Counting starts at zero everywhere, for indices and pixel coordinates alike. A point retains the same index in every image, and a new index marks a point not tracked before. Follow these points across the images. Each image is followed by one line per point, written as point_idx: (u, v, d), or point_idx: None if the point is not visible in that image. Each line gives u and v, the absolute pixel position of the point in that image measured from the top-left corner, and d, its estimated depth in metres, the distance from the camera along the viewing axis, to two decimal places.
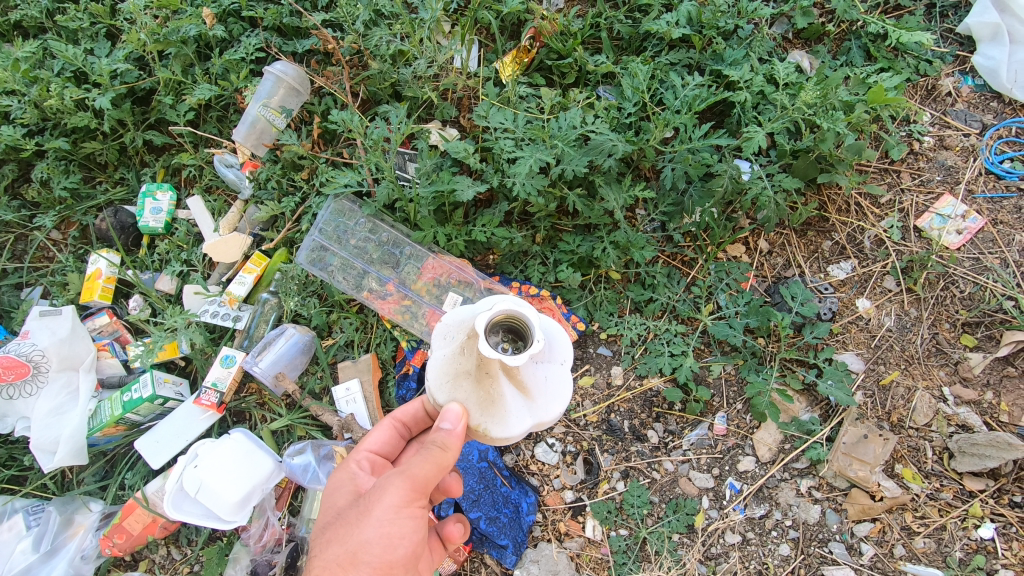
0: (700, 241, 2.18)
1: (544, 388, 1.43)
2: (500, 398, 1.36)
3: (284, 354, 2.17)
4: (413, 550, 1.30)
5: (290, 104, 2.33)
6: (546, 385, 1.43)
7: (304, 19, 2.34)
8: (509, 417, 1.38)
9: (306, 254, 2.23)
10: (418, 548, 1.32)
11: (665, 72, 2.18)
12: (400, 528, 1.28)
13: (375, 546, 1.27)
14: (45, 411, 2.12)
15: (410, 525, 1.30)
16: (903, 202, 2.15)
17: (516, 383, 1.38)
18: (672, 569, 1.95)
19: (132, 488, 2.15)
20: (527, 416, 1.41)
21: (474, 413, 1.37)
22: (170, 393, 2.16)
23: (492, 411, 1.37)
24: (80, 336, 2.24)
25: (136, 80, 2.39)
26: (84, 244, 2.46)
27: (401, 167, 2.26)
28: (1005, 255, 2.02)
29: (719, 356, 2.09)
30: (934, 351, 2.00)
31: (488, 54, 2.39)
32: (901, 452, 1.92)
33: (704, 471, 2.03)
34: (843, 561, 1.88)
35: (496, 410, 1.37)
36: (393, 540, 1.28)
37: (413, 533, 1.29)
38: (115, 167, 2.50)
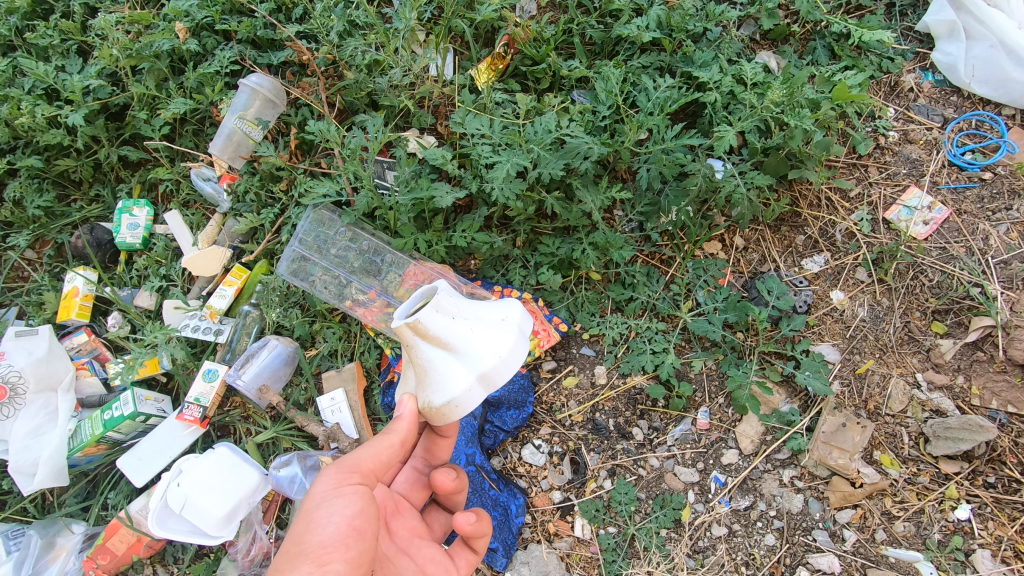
0: (677, 239, 2.22)
1: (477, 344, 1.44)
2: (426, 365, 1.43)
3: (267, 366, 2.14)
4: (348, 529, 1.30)
5: (267, 115, 2.34)
6: (479, 341, 1.44)
7: (278, 30, 2.34)
8: (443, 379, 1.41)
9: (287, 266, 2.22)
10: (355, 528, 1.31)
11: (637, 75, 2.22)
12: (332, 505, 1.31)
13: (308, 528, 1.29)
14: (22, 433, 2.09)
15: (343, 502, 1.32)
16: (872, 195, 2.21)
17: (435, 342, 1.42)
18: (661, 564, 1.97)
19: (115, 507, 2.12)
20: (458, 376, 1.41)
21: (419, 394, 1.48)
22: (152, 409, 2.14)
23: (425, 380, 1.46)
24: (59, 355, 2.21)
25: (110, 96, 2.38)
26: (60, 263, 2.43)
27: (380, 176, 2.27)
28: (970, 244, 2.09)
29: (699, 352, 2.13)
30: (907, 339, 2.05)
31: (463, 62, 2.41)
32: (879, 439, 1.97)
33: (689, 465, 2.05)
34: (827, 548, 1.92)
35: (428, 377, 1.44)
36: (323, 518, 1.29)
37: (345, 509, 1.31)
38: (90, 184, 2.48)
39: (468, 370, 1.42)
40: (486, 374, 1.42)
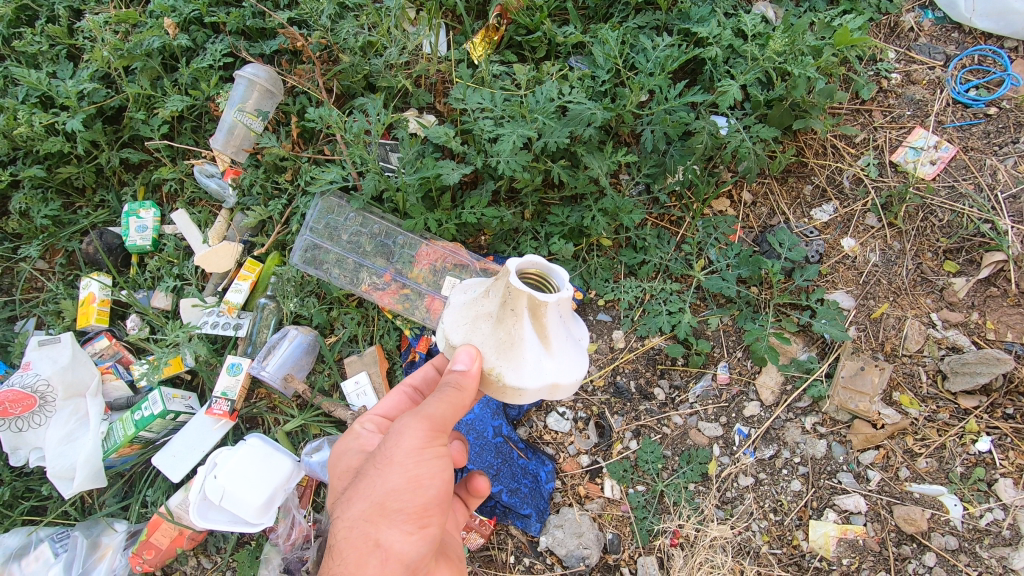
0: (685, 199, 2.22)
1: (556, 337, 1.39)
2: (520, 340, 1.34)
3: (289, 356, 2.17)
4: (443, 489, 1.31)
5: (265, 107, 2.32)
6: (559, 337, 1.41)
7: (268, 19, 2.32)
8: (523, 365, 1.36)
9: (300, 255, 2.24)
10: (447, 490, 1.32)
11: (635, 36, 2.19)
12: (428, 470, 1.29)
13: (405, 493, 1.27)
14: (56, 439, 2.13)
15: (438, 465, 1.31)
16: (877, 139, 2.21)
17: (538, 328, 1.35)
18: (691, 516, 2.02)
19: (154, 504, 2.16)
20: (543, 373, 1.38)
21: (489, 355, 1.38)
22: (181, 406, 2.17)
23: (508, 355, 1.36)
24: (83, 361, 2.23)
25: (105, 99, 2.36)
26: (73, 271, 2.44)
27: (384, 159, 2.26)
28: (978, 180, 2.09)
29: (715, 309, 2.15)
30: (920, 280, 2.08)
31: (457, 37, 2.38)
32: (898, 380, 2.01)
33: (712, 420, 2.09)
34: (852, 489, 1.96)
35: (512, 353, 1.36)
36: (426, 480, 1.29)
37: (441, 472, 1.30)
38: (93, 189, 2.47)
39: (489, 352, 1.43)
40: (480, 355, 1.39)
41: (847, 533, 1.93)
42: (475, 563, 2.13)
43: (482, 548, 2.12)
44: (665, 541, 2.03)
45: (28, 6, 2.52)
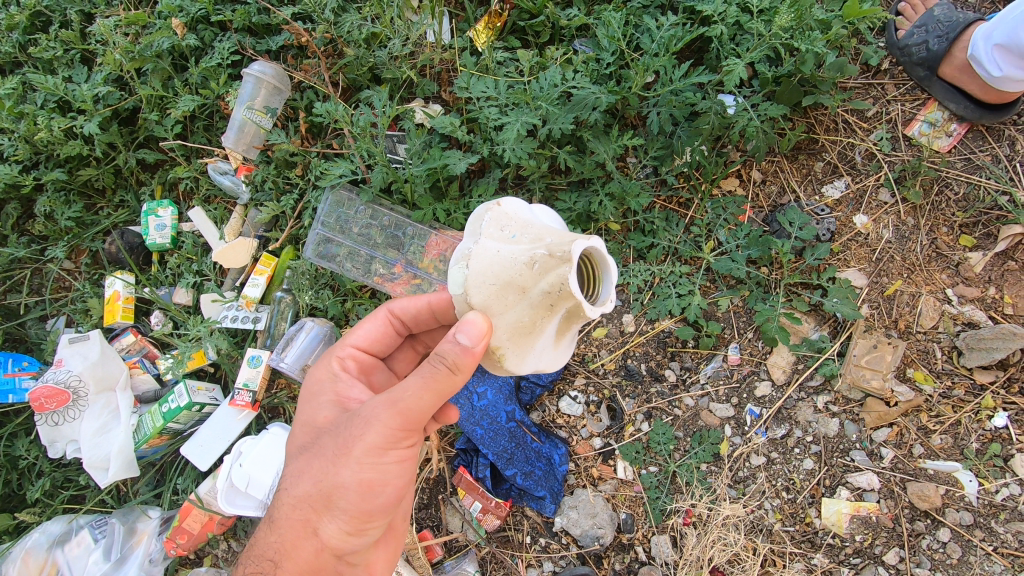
0: (693, 180, 2.20)
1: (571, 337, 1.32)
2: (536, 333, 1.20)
3: (306, 347, 2.22)
4: (393, 494, 1.38)
5: (274, 103, 2.35)
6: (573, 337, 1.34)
7: (273, 15, 2.34)
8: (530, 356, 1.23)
9: (313, 249, 2.28)
10: (398, 492, 1.39)
11: (639, 16, 2.17)
12: (383, 474, 1.32)
13: (353, 495, 1.33)
14: (91, 432, 2.23)
15: (393, 471, 1.34)
16: (890, 112, 2.16)
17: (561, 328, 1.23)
18: (704, 496, 2.05)
19: (185, 491, 2.27)
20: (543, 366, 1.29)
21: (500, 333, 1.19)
22: (205, 398, 2.25)
23: (521, 343, 1.20)
24: (111, 356, 2.32)
25: (119, 101, 2.43)
26: (97, 270, 2.53)
27: (391, 151, 2.28)
28: (995, 151, 2.07)
29: (725, 290, 2.15)
30: (935, 256, 2.06)
31: (460, 24, 2.37)
32: (912, 356, 2.00)
33: (724, 401, 2.11)
34: (865, 467, 1.97)
35: (524, 343, 1.21)
36: (380, 488, 1.34)
37: (394, 479, 1.35)
38: (113, 190, 2.55)
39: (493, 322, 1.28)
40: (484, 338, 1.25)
41: (861, 510, 1.94)
42: (493, 544, 2.20)
43: (499, 529, 2.18)
44: (678, 520, 2.06)
45: (41, 12, 2.58)
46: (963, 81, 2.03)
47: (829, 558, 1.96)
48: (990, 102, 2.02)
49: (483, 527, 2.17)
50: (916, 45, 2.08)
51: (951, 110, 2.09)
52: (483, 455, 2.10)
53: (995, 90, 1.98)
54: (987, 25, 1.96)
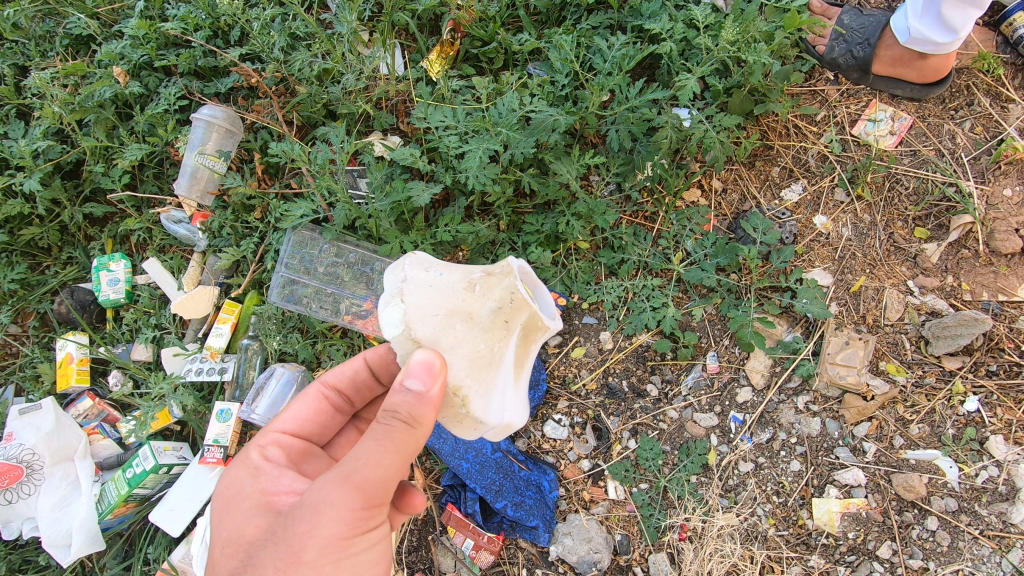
0: (657, 194, 2.22)
1: None
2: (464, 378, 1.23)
3: (279, 396, 2.13)
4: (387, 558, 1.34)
5: (227, 146, 2.29)
6: None
7: (220, 57, 2.30)
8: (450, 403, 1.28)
9: (277, 292, 2.21)
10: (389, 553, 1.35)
11: (589, 37, 2.20)
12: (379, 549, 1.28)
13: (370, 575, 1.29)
14: (49, 506, 2.08)
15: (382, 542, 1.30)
16: (837, 115, 2.23)
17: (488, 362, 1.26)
18: (696, 508, 2.03)
19: (157, 560, 2.12)
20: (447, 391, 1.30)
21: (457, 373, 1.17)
22: (173, 459, 2.14)
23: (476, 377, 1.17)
24: (67, 425, 2.18)
25: (61, 155, 2.33)
26: (47, 332, 2.39)
27: (353, 186, 2.25)
28: (938, 146, 2.16)
29: (698, 300, 2.17)
30: (893, 249, 2.12)
31: (413, 55, 2.37)
32: (883, 349, 2.05)
33: (707, 410, 2.11)
34: (850, 463, 1.99)
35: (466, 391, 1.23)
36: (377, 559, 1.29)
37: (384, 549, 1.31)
38: (59, 247, 2.43)
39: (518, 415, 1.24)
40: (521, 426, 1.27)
41: (850, 508, 1.96)
42: None
43: (493, 565, 2.11)
44: (674, 536, 2.04)
45: None
46: (899, 71, 2.13)
47: (825, 559, 1.95)
48: (930, 79, 2.12)
49: (476, 565, 2.09)
50: (841, 56, 2.18)
51: (898, 95, 2.18)
52: (471, 489, 2.06)
53: (931, 70, 2.08)
54: (894, 19, 2.08)
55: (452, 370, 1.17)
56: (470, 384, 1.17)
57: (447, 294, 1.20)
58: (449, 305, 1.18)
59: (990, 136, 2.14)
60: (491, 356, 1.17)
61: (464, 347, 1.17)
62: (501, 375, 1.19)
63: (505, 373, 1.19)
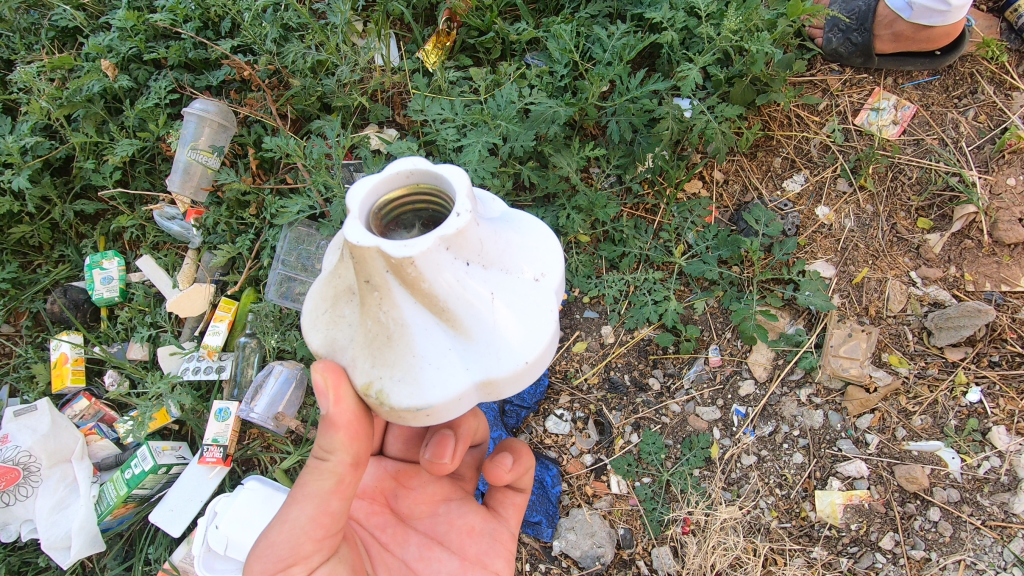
0: (658, 185, 2.20)
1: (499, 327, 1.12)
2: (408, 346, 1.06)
3: (277, 393, 2.11)
4: None
5: (221, 141, 2.25)
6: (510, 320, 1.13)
7: (210, 49, 2.24)
8: (426, 378, 1.07)
9: (274, 289, 2.17)
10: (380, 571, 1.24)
11: (588, 26, 2.16)
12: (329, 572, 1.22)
13: None
14: (48, 509, 2.07)
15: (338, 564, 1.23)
16: (840, 104, 2.20)
17: (427, 307, 1.05)
18: (699, 502, 2.03)
19: (158, 560, 2.11)
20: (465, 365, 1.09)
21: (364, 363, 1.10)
22: (172, 458, 2.12)
23: (386, 355, 1.07)
24: (64, 426, 2.15)
25: (50, 151, 2.28)
26: (40, 332, 2.36)
27: (349, 180, 2.21)
28: (941, 135, 2.14)
29: (700, 293, 2.15)
30: (896, 240, 2.10)
31: (408, 46, 2.32)
32: (885, 341, 2.04)
33: (709, 404, 2.10)
34: (853, 455, 1.99)
35: (398, 356, 1.07)
36: None
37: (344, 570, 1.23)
38: (50, 245, 2.39)
39: (467, 372, 1.09)
40: (492, 379, 1.10)
41: (853, 499, 1.96)
42: None
43: None
44: (677, 530, 2.04)
45: None
46: (906, 47, 2.10)
47: (827, 550, 1.96)
48: (937, 46, 2.09)
49: None
50: (840, 46, 2.14)
51: (909, 69, 2.15)
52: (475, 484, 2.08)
53: (939, 38, 2.05)
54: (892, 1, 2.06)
55: (357, 368, 1.11)
56: (379, 373, 1.08)
57: (334, 279, 1.17)
58: (337, 291, 1.15)
59: (994, 125, 2.12)
60: (385, 330, 1.06)
61: (359, 336, 1.11)
62: (410, 342, 1.06)
63: (412, 338, 1.06)
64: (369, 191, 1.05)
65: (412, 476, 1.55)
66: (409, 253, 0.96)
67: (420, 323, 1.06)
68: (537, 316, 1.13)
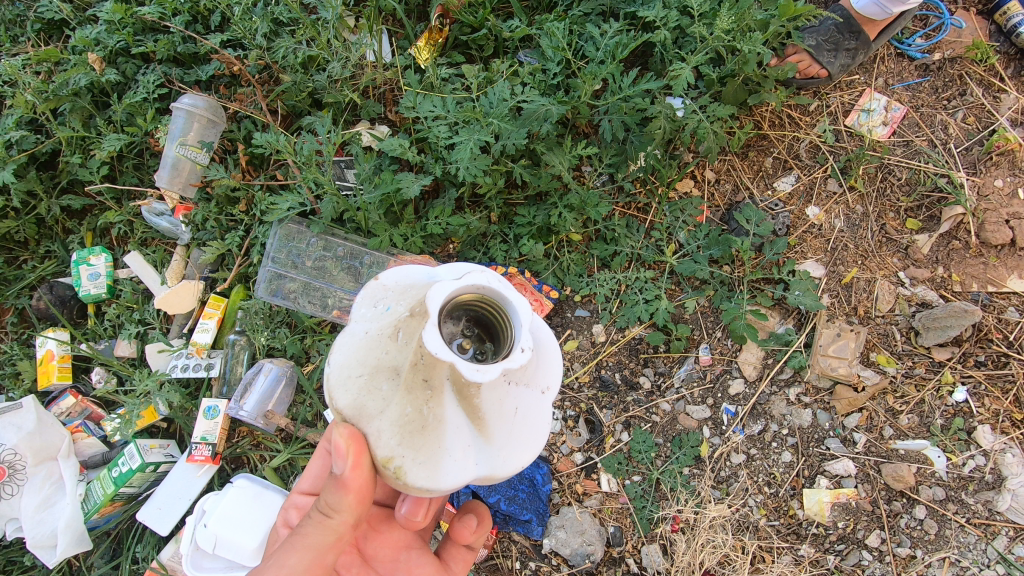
0: (650, 184, 2.20)
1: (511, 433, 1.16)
2: (439, 437, 1.06)
3: (266, 391, 2.12)
4: None
5: (209, 136, 2.23)
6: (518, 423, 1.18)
7: (200, 43, 2.22)
8: (445, 466, 1.08)
9: (264, 287, 2.17)
10: None
11: (581, 25, 2.15)
12: None
13: None
14: (33, 508, 2.04)
15: None
16: (831, 105, 2.21)
17: (468, 409, 1.07)
18: (689, 500, 2.04)
19: (145, 559, 2.09)
20: (477, 464, 1.13)
21: (388, 442, 1.07)
22: (160, 457, 2.11)
23: (417, 444, 1.06)
24: (50, 424, 2.13)
25: (35, 145, 2.25)
26: (25, 328, 2.33)
27: (340, 177, 2.20)
28: (930, 136, 2.15)
29: (690, 292, 2.16)
30: (885, 241, 2.12)
31: (400, 42, 2.31)
32: (873, 341, 2.06)
33: (699, 403, 2.11)
34: (840, 454, 2.01)
35: (427, 444, 1.06)
36: None
37: None
38: (36, 241, 2.35)
39: (477, 468, 1.13)
40: (494, 476, 1.17)
41: (840, 498, 1.97)
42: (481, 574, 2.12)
43: (486, 559, 2.11)
44: (666, 528, 2.05)
45: None
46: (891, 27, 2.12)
47: (815, 548, 1.98)
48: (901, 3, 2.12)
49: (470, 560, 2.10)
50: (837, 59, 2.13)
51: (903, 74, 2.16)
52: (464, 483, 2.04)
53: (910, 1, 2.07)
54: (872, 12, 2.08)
55: (380, 440, 1.07)
56: (403, 454, 1.06)
57: (375, 347, 1.11)
58: (377, 361, 1.09)
59: (982, 127, 2.14)
60: (422, 419, 1.05)
61: (390, 413, 1.07)
62: (442, 438, 1.06)
63: (445, 434, 1.07)
64: (449, 291, 1.05)
65: (383, 519, 1.58)
66: (480, 381, 0.98)
67: (458, 422, 1.07)
68: (541, 426, 1.22)
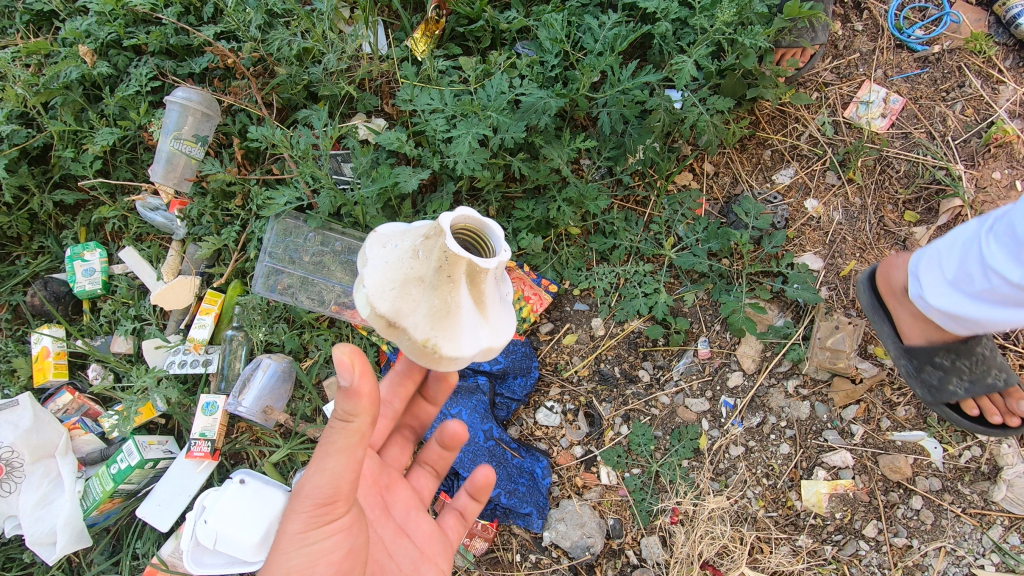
0: (648, 177, 2.20)
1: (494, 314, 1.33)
2: (458, 310, 1.19)
3: (265, 386, 2.10)
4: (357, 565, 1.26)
5: (204, 130, 2.20)
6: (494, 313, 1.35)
7: (193, 35, 2.18)
8: (461, 333, 1.22)
9: (262, 282, 2.15)
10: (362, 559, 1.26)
11: (579, 16, 2.13)
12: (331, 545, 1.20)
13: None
14: (31, 505, 2.03)
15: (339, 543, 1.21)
16: (830, 97, 2.21)
17: (477, 294, 1.22)
18: (688, 492, 2.05)
19: (146, 555, 2.10)
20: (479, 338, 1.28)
21: (421, 325, 1.19)
22: (159, 453, 2.10)
23: (444, 323, 1.19)
24: (46, 421, 2.12)
25: (27, 139, 2.22)
26: (20, 325, 2.30)
27: (337, 171, 2.18)
28: (929, 128, 2.15)
29: (689, 285, 2.16)
30: (884, 233, 2.12)
31: (397, 34, 2.28)
32: (871, 333, 2.07)
33: (698, 395, 2.12)
34: (838, 446, 2.02)
35: (450, 324, 1.20)
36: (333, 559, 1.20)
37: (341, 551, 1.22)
38: (29, 236, 2.32)
39: (483, 343, 1.28)
40: (492, 347, 1.31)
41: (838, 489, 1.99)
42: (482, 566, 2.12)
43: (487, 551, 2.12)
44: (665, 520, 2.06)
45: None
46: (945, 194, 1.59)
47: (812, 538, 2.00)
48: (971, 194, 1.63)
49: (471, 552, 2.10)
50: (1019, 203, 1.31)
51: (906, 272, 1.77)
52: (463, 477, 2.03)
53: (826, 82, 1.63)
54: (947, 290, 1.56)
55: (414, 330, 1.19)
56: (436, 334, 1.20)
57: (398, 265, 1.23)
58: (403, 274, 1.22)
59: (981, 119, 2.13)
60: (447, 304, 1.18)
61: (422, 307, 1.19)
62: (461, 321, 1.21)
63: (464, 316, 1.21)
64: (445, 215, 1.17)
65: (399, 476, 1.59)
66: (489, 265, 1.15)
67: (471, 305, 1.22)
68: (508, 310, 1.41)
